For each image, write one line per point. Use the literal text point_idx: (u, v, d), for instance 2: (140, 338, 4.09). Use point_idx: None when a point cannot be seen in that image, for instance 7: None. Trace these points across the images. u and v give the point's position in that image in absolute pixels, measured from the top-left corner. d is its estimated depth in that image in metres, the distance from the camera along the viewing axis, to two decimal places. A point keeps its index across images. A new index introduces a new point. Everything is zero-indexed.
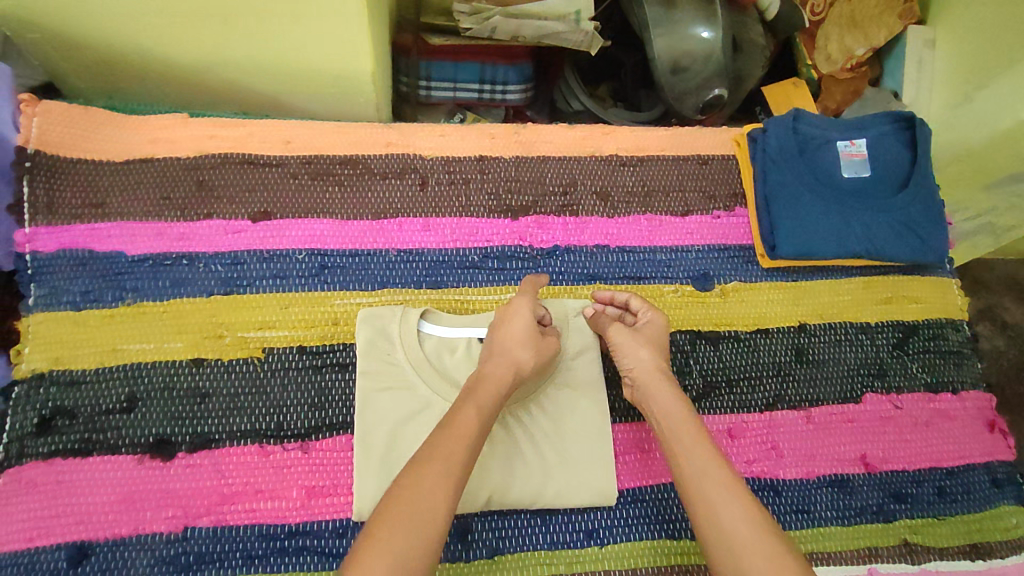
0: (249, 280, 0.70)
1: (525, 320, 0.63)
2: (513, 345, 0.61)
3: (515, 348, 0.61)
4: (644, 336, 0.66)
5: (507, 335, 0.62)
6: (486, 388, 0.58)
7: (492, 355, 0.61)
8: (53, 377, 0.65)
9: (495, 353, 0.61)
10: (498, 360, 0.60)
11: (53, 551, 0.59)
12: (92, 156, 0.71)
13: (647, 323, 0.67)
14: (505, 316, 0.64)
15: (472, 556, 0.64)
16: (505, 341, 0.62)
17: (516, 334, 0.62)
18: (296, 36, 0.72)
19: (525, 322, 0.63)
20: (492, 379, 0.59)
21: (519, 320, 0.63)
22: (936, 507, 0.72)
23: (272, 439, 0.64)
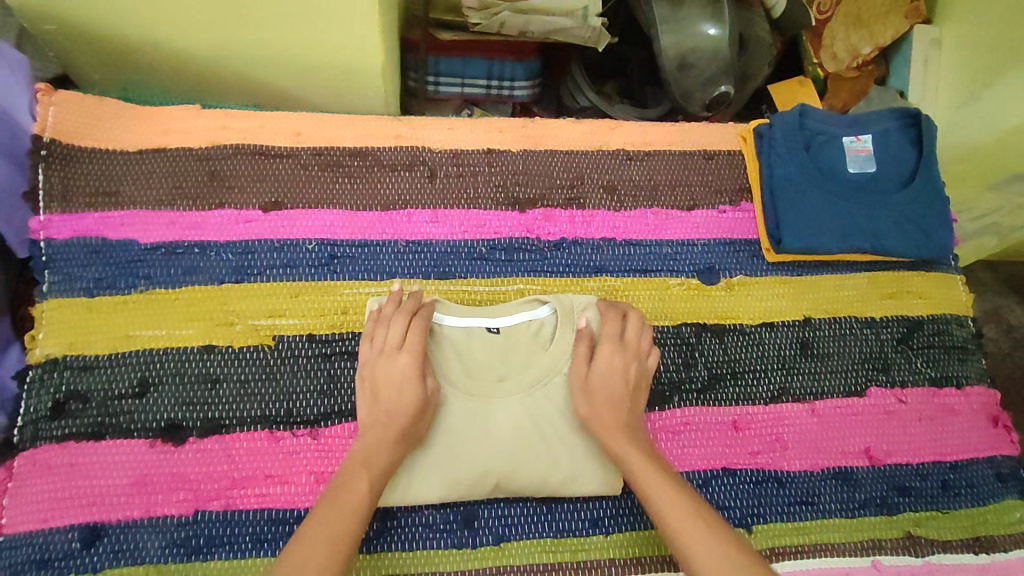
0: (259, 269, 0.70)
1: (405, 379, 0.63)
2: (398, 406, 0.62)
3: (402, 405, 0.62)
4: (605, 375, 0.66)
5: (386, 396, 0.63)
6: (370, 456, 0.59)
7: (374, 418, 0.62)
8: (67, 362, 0.66)
9: (381, 417, 0.62)
10: (379, 423, 0.62)
11: (67, 532, 0.60)
12: (108, 146, 0.72)
13: (617, 359, 0.67)
14: (386, 370, 0.64)
15: (479, 543, 0.65)
16: (390, 402, 0.62)
17: (399, 394, 0.62)
18: (308, 29, 0.73)
19: (405, 377, 0.63)
20: (378, 446, 0.60)
21: (398, 378, 0.63)
22: (941, 500, 0.72)
23: (281, 425, 0.65)
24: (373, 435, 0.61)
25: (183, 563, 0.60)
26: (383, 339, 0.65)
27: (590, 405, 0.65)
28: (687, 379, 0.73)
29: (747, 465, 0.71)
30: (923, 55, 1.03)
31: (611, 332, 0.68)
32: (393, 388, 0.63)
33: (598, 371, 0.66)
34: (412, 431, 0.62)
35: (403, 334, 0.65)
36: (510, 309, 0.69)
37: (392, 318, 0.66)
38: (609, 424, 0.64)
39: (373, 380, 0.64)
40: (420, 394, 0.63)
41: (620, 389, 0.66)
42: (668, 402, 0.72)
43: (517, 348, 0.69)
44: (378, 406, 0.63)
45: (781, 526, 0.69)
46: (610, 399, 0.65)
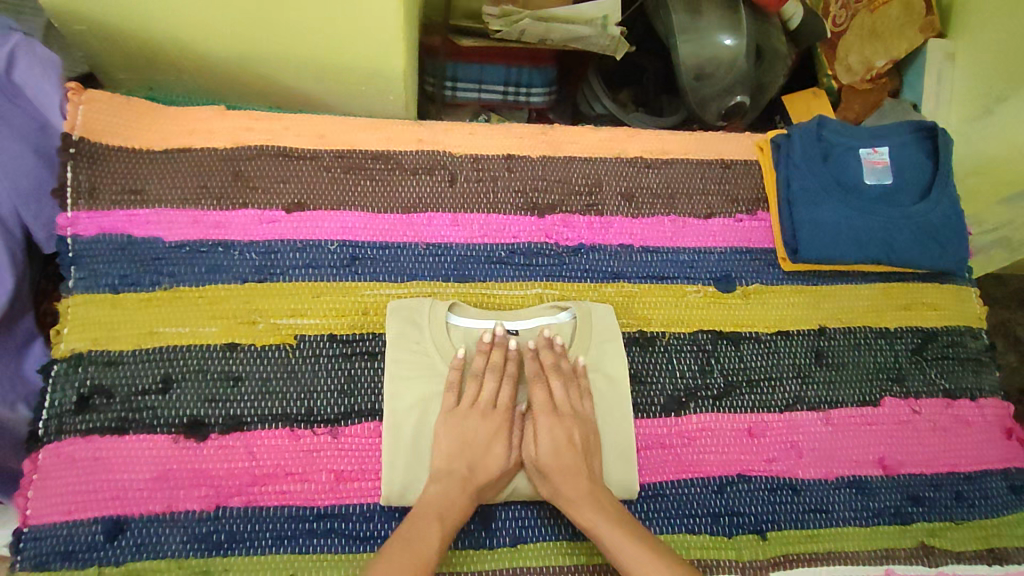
0: (283, 269, 0.71)
1: (491, 443, 0.65)
2: (481, 467, 0.64)
3: (487, 466, 0.64)
4: (550, 447, 0.65)
5: (468, 455, 0.64)
6: (443, 510, 0.61)
7: (453, 468, 0.63)
8: (92, 357, 0.66)
9: (459, 470, 0.63)
10: (452, 476, 0.63)
11: (91, 524, 0.61)
12: (136, 144, 0.74)
13: (557, 427, 0.66)
14: (469, 428, 0.65)
15: (495, 543, 0.65)
16: (472, 460, 0.64)
17: (480, 455, 0.65)
18: (334, 33, 0.74)
19: (495, 443, 0.66)
20: (458, 499, 0.62)
21: (486, 438, 0.65)
22: (953, 511, 0.73)
23: (302, 424, 0.66)
24: (445, 487, 0.62)
25: (203, 557, 0.61)
26: (475, 395, 0.67)
27: (551, 480, 0.64)
28: (703, 385, 0.74)
29: (762, 473, 0.71)
30: (936, 69, 1.04)
31: (541, 398, 0.68)
32: (478, 447, 0.65)
33: (543, 446, 0.65)
34: (483, 490, 0.64)
35: (495, 392, 0.67)
36: (530, 315, 0.73)
37: (484, 374, 0.68)
38: (572, 490, 0.63)
39: (460, 435, 0.65)
40: (501, 460, 0.65)
41: (575, 456, 0.65)
42: (684, 408, 0.72)
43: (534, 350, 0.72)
44: (461, 457, 0.64)
45: (795, 533, 0.69)
46: (564, 470, 0.64)
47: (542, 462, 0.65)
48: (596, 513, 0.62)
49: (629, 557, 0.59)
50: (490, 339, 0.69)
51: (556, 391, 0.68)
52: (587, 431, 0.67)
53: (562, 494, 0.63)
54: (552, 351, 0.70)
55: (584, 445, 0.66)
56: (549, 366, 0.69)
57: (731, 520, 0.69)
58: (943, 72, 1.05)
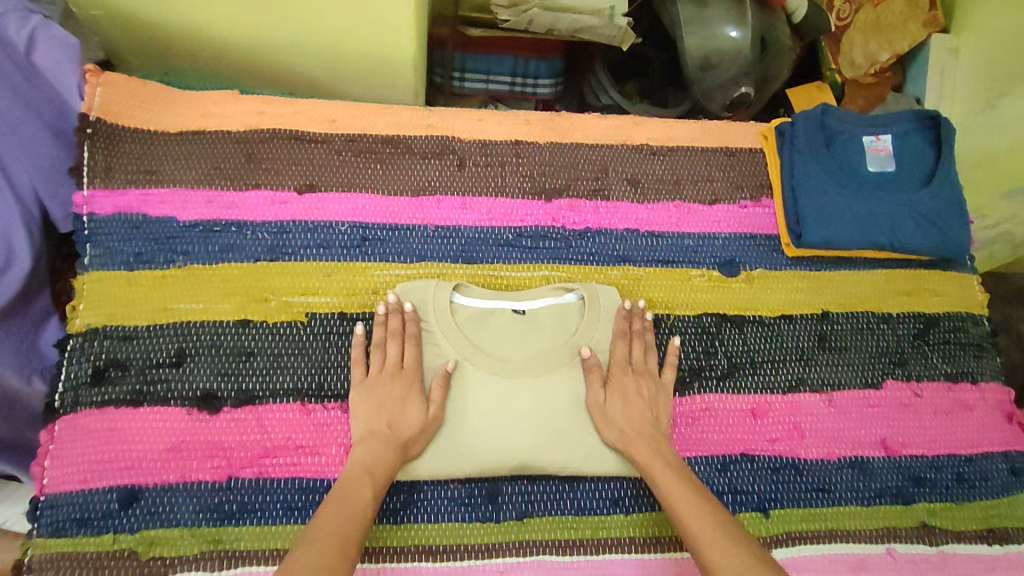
0: (294, 249, 0.73)
1: (404, 401, 0.64)
2: (401, 425, 0.64)
3: (404, 424, 0.64)
4: (621, 398, 0.68)
5: (386, 416, 0.64)
6: (372, 465, 0.61)
7: (374, 430, 0.63)
8: (107, 332, 0.68)
9: (380, 429, 0.63)
10: (375, 436, 0.63)
11: (107, 492, 0.62)
12: (151, 126, 0.75)
13: (631, 380, 0.69)
14: (382, 392, 0.65)
15: (502, 517, 0.66)
16: (391, 419, 0.64)
17: (397, 413, 0.64)
18: (347, 18, 0.75)
19: (408, 401, 0.65)
20: (382, 454, 0.62)
21: (397, 400, 0.65)
22: (955, 492, 0.73)
23: (313, 398, 0.67)
24: (369, 447, 0.63)
25: (216, 527, 0.62)
26: (382, 359, 0.67)
27: (619, 426, 0.66)
28: (707, 366, 0.75)
29: (765, 452, 0.72)
30: (939, 64, 1.05)
31: (621, 355, 0.70)
32: (394, 407, 0.64)
33: (614, 395, 0.68)
34: (409, 445, 0.64)
35: (400, 355, 0.67)
36: (537, 295, 0.73)
37: (385, 342, 0.67)
38: (638, 438, 0.66)
39: (371, 400, 0.65)
40: (419, 417, 0.64)
41: (645, 409, 0.68)
42: (688, 388, 0.73)
43: (544, 330, 0.71)
44: (380, 418, 0.64)
45: (797, 511, 0.70)
46: (633, 416, 0.67)
47: (612, 408, 0.67)
48: (664, 456, 0.65)
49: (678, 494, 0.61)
50: (385, 309, 0.68)
51: (636, 354, 0.71)
52: (660, 394, 0.70)
53: (627, 436, 0.66)
54: (642, 322, 0.73)
55: (653, 402, 0.69)
56: (636, 331, 0.72)
57: (734, 498, 0.70)
58: (947, 66, 1.06)
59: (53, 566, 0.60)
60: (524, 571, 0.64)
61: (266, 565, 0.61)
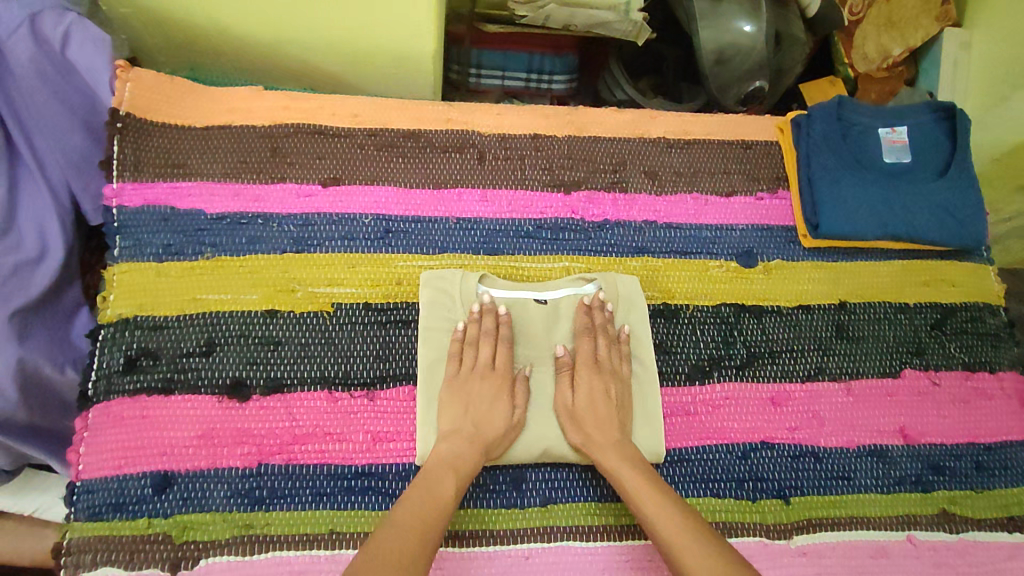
0: (319, 241, 0.74)
1: (494, 402, 0.67)
2: (485, 425, 0.65)
3: (491, 424, 0.65)
4: (590, 399, 0.68)
5: (473, 416, 0.65)
6: (456, 463, 0.62)
7: (458, 427, 0.65)
8: (137, 322, 0.69)
9: (465, 428, 0.65)
10: (460, 434, 0.64)
11: (141, 478, 0.63)
12: (177, 121, 0.76)
13: (598, 381, 0.69)
14: (472, 391, 0.67)
15: (526, 503, 0.67)
16: (476, 418, 0.65)
17: (484, 415, 0.66)
18: (370, 14, 0.77)
19: (496, 401, 0.67)
20: (465, 453, 0.63)
21: (490, 396, 0.67)
22: (974, 480, 0.74)
23: (340, 386, 0.68)
24: (454, 444, 0.64)
25: (247, 512, 0.63)
26: (473, 359, 0.68)
27: (583, 430, 0.66)
28: (726, 355, 0.75)
29: (785, 440, 0.73)
30: (951, 58, 1.06)
31: (586, 351, 0.70)
32: (482, 408, 0.66)
33: (581, 395, 0.68)
34: (492, 448, 0.65)
35: (491, 355, 0.69)
36: (557, 286, 0.74)
37: (478, 340, 0.70)
38: (602, 442, 0.66)
39: (464, 397, 0.66)
40: (505, 418, 0.66)
41: (611, 409, 0.68)
42: (708, 376, 0.74)
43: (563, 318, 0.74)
44: (467, 417, 0.65)
45: (818, 499, 0.71)
46: (602, 422, 0.67)
47: (580, 413, 0.67)
48: (623, 459, 0.65)
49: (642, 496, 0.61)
50: (478, 309, 0.70)
51: (601, 349, 0.71)
52: (624, 391, 0.70)
53: (597, 445, 0.66)
54: (603, 314, 0.73)
55: (621, 402, 0.69)
56: (599, 325, 0.72)
57: (755, 485, 0.71)
58: (959, 60, 1.06)
59: (90, 549, 0.61)
60: (549, 557, 0.65)
61: (297, 549, 0.62)
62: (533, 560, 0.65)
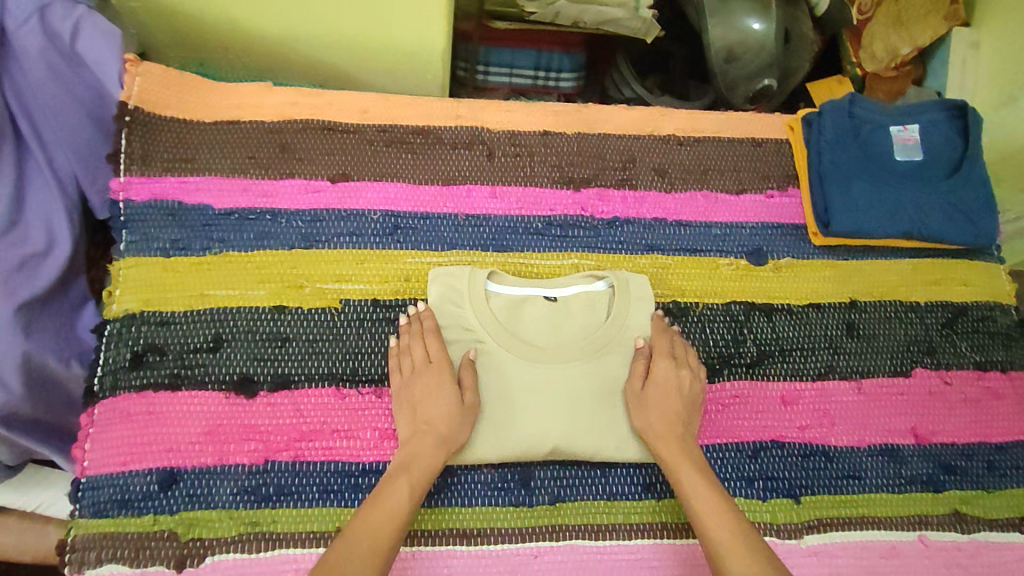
0: (327, 237, 0.73)
1: (437, 394, 0.64)
2: (436, 419, 0.63)
3: (439, 416, 0.63)
4: (661, 389, 0.67)
5: (422, 413, 0.64)
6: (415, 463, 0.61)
7: (413, 428, 0.64)
8: (144, 317, 0.68)
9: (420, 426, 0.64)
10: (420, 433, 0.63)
11: (146, 475, 0.63)
12: (185, 115, 0.76)
13: (673, 374, 0.68)
14: (417, 388, 0.65)
15: (535, 501, 0.67)
16: (425, 414, 0.64)
17: (432, 407, 0.64)
18: (381, 8, 0.76)
19: (440, 393, 0.64)
20: (419, 452, 0.62)
21: (432, 390, 0.65)
22: (986, 480, 0.73)
23: (347, 383, 0.68)
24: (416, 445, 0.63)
25: (254, 509, 0.63)
26: (411, 357, 0.67)
27: (649, 418, 0.66)
28: (736, 354, 0.75)
29: (795, 439, 0.72)
30: (961, 57, 1.05)
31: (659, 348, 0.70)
32: (424, 402, 0.65)
33: (655, 384, 0.67)
34: (453, 436, 0.63)
35: (425, 350, 0.67)
36: (568, 283, 0.73)
37: (411, 343, 0.68)
38: (666, 435, 0.65)
39: (411, 398, 0.65)
40: (451, 407, 0.64)
41: (681, 403, 0.67)
42: (718, 374, 0.74)
43: (575, 316, 0.72)
44: (417, 417, 0.64)
45: (829, 498, 0.70)
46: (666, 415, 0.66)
47: (645, 404, 0.67)
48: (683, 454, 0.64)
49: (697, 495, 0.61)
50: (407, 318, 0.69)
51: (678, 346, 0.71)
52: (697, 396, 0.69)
53: (658, 434, 0.65)
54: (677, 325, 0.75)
55: (693, 407, 0.68)
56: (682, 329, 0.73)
57: (765, 484, 0.70)
58: (968, 59, 1.05)
59: (96, 546, 0.61)
60: (557, 556, 0.65)
61: (303, 547, 0.62)
62: (540, 559, 0.65)
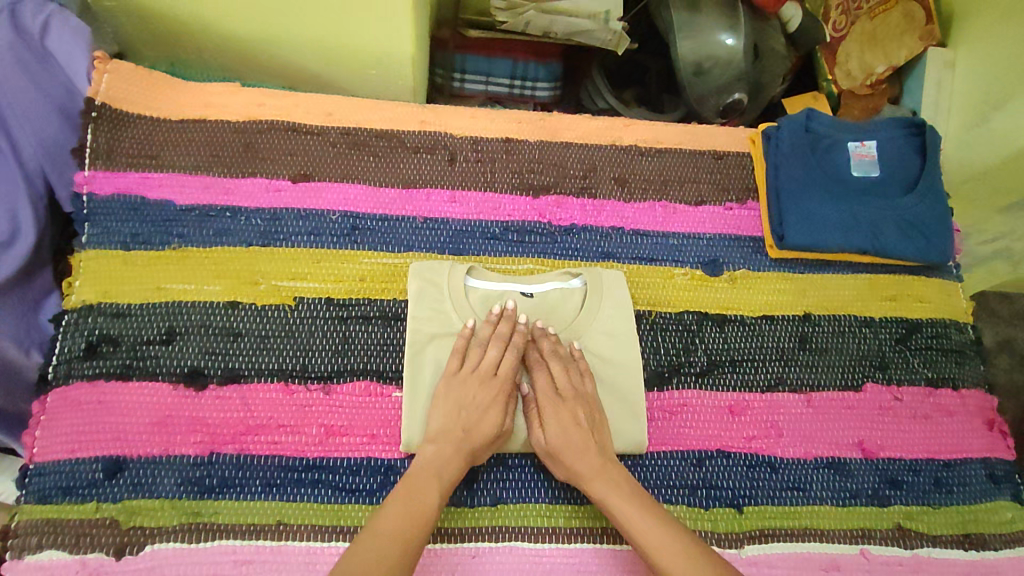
0: (285, 235, 0.75)
1: (487, 410, 0.66)
2: (474, 429, 0.64)
3: (480, 430, 0.65)
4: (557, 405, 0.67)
5: (463, 420, 0.65)
6: (440, 469, 0.62)
7: (449, 431, 0.64)
8: (101, 308, 0.70)
9: (455, 433, 0.64)
10: (449, 438, 0.64)
11: (92, 463, 0.64)
12: (151, 113, 0.77)
13: (564, 410, 0.67)
14: (465, 394, 0.66)
15: (477, 502, 0.67)
16: (467, 424, 0.65)
17: (477, 421, 0.65)
18: (346, 16, 0.78)
19: (491, 408, 0.66)
20: (450, 461, 0.63)
21: (485, 402, 0.66)
22: (931, 496, 0.73)
23: (296, 379, 0.69)
24: (441, 449, 0.63)
25: (195, 500, 0.64)
26: (478, 361, 0.68)
27: (564, 463, 0.65)
28: (686, 362, 0.76)
29: (741, 449, 0.73)
30: (934, 78, 1.03)
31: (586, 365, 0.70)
32: (476, 411, 0.65)
33: (552, 429, 0.66)
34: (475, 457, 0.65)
35: (496, 359, 0.68)
36: (545, 278, 0.74)
37: (488, 342, 0.69)
38: (584, 467, 0.64)
39: (456, 399, 0.66)
40: (496, 426, 0.65)
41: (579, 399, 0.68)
42: (666, 383, 0.74)
43: (546, 312, 0.74)
44: (456, 421, 0.65)
45: (774, 509, 0.71)
46: (578, 452, 0.65)
47: (548, 441, 0.66)
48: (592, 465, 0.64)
49: (617, 506, 0.62)
50: (498, 312, 0.70)
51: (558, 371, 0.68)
52: (593, 411, 0.68)
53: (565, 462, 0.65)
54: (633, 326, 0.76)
55: (593, 425, 0.67)
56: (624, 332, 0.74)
57: (708, 493, 0.71)
58: (943, 80, 1.03)
59: (36, 532, 0.61)
60: (495, 557, 0.65)
61: (241, 539, 0.63)
62: (478, 559, 0.65)
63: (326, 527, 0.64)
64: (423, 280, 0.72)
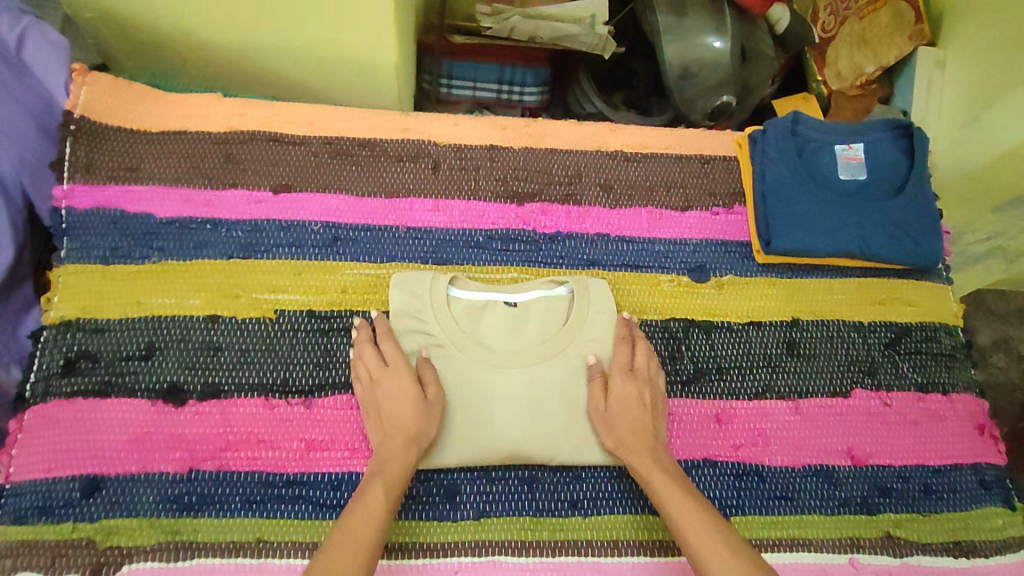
0: (266, 247, 0.74)
1: (400, 395, 0.64)
2: (404, 419, 0.63)
3: (405, 417, 0.63)
4: (624, 407, 0.67)
5: (391, 415, 0.64)
6: (388, 468, 0.61)
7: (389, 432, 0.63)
8: (79, 324, 0.69)
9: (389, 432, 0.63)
10: (390, 438, 0.63)
11: (70, 481, 0.63)
12: (130, 124, 0.77)
13: (632, 388, 0.67)
14: (383, 394, 0.65)
15: (460, 516, 0.67)
16: (397, 419, 0.63)
17: (399, 411, 0.64)
18: (327, 25, 0.77)
19: (402, 394, 0.64)
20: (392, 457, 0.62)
21: (396, 394, 0.64)
22: (921, 503, 0.73)
23: (277, 394, 0.68)
24: (386, 448, 0.63)
25: (175, 518, 0.63)
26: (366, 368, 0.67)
27: (616, 434, 0.66)
28: (673, 370, 0.75)
29: (729, 458, 0.72)
30: (925, 77, 1.03)
31: (624, 360, 0.69)
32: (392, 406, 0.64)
33: (615, 404, 0.67)
34: (420, 436, 0.63)
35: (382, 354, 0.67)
36: (529, 287, 0.73)
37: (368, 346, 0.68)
38: (636, 444, 0.65)
39: (376, 404, 0.65)
40: (418, 407, 0.64)
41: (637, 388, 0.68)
42: None
43: (532, 321, 0.72)
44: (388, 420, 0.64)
45: (762, 519, 0.70)
46: (638, 431, 0.66)
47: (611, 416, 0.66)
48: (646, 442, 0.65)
49: (662, 483, 0.62)
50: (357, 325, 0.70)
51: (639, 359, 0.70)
52: (657, 399, 0.69)
53: (626, 440, 0.65)
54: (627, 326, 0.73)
55: (655, 409, 0.68)
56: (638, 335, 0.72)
57: None
58: (933, 80, 1.03)
59: (11, 554, 0.61)
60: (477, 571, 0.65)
61: (220, 557, 0.62)
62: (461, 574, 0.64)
63: (306, 544, 0.63)
64: (405, 290, 0.71)
